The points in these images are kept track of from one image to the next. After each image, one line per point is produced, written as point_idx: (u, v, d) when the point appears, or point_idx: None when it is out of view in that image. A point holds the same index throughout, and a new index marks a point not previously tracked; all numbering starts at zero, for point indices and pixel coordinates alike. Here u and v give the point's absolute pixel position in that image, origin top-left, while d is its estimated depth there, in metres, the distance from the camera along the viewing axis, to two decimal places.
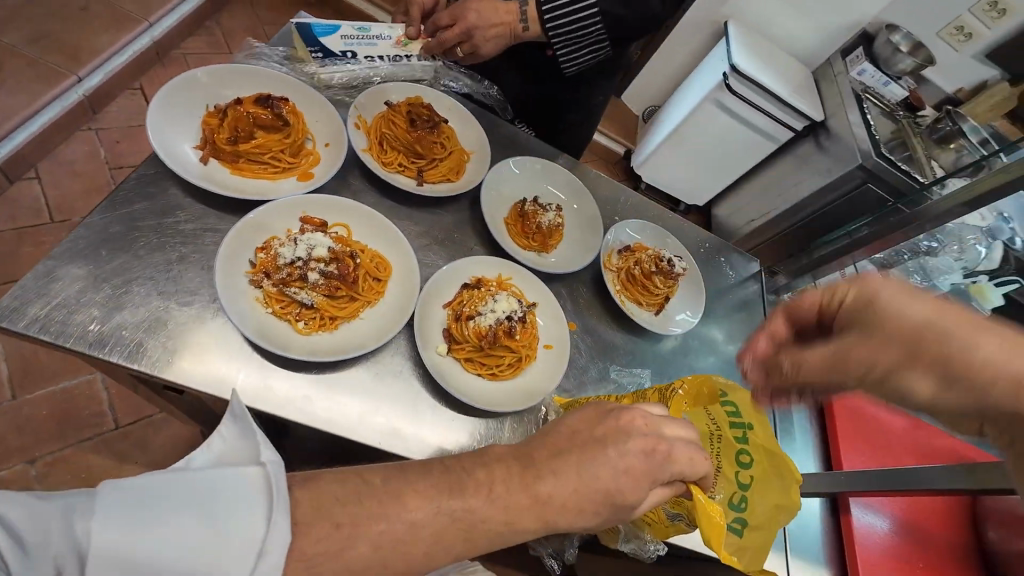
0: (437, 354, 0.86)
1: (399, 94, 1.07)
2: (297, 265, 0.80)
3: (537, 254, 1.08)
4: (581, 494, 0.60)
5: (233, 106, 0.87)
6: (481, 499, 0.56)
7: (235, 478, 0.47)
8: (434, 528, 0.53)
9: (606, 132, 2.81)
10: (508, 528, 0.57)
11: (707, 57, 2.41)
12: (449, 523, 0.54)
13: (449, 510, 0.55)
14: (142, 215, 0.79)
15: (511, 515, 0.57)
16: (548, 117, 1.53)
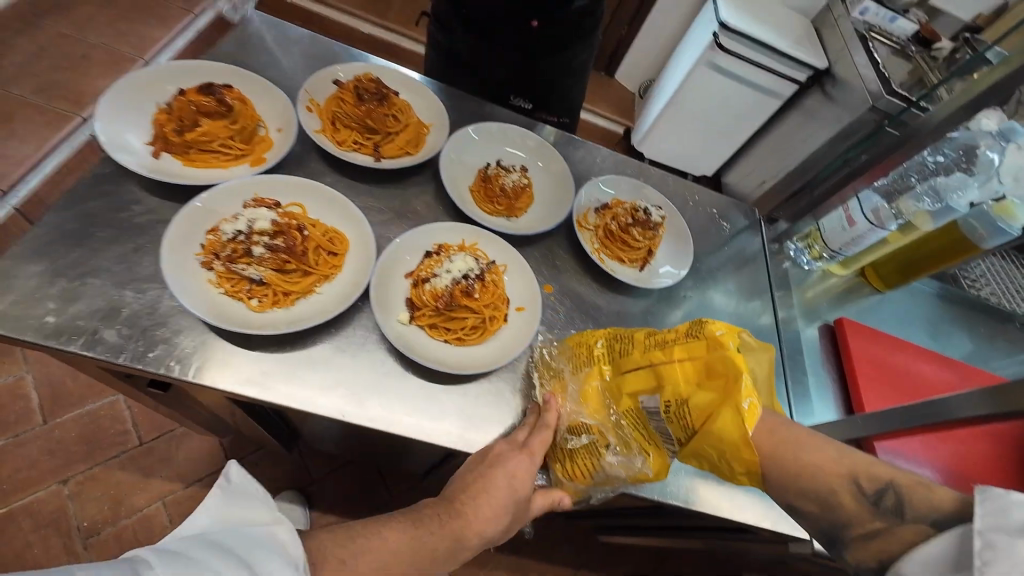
0: (399, 323, 0.84)
1: (350, 74, 1.07)
2: (240, 240, 0.79)
3: (506, 219, 1.05)
4: (499, 508, 0.73)
5: (178, 98, 0.88)
6: (430, 528, 0.68)
7: (257, 536, 0.54)
8: (403, 558, 0.64)
9: (601, 113, 2.73)
10: (457, 544, 0.69)
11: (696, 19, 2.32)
12: (417, 551, 0.65)
13: (416, 542, 0.66)
14: (98, 211, 0.80)
15: (458, 534, 0.69)
16: (536, 89, 1.55)
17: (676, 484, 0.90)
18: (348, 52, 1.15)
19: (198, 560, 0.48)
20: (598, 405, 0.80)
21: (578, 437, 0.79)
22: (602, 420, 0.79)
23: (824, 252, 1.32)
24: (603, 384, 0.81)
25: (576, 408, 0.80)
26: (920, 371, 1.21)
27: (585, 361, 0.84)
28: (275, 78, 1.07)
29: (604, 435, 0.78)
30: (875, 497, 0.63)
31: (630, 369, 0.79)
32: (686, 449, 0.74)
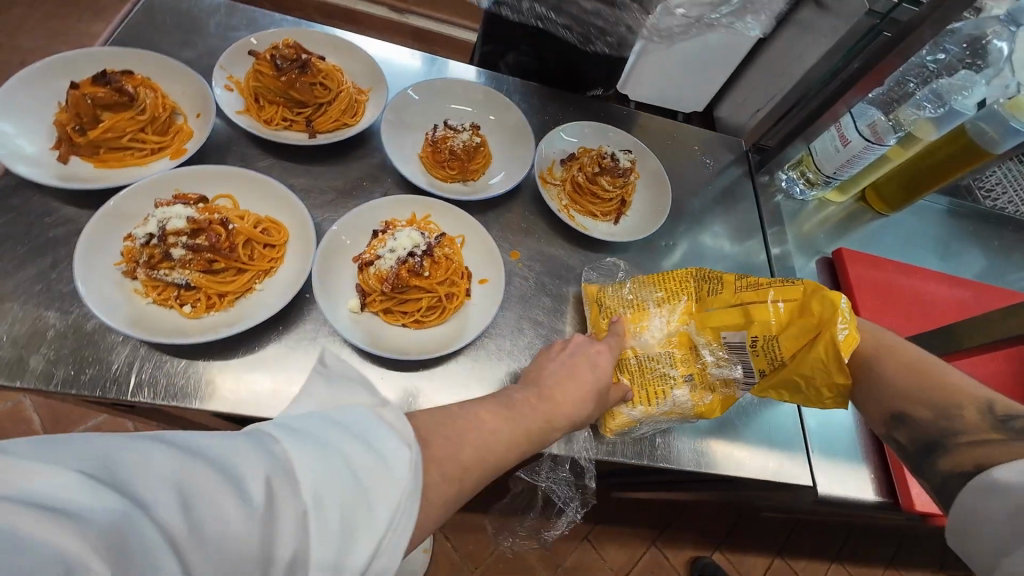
0: (349, 312, 0.78)
1: (267, 42, 0.96)
2: (154, 244, 0.71)
3: (462, 184, 0.96)
4: (582, 390, 0.69)
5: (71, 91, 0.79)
6: (524, 410, 0.63)
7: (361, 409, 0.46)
8: (506, 437, 0.59)
9: None
10: (550, 425, 0.64)
11: None
12: (519, 427, 0.61)
13: (515, 419, 0.61)
14: (6, 229, 0.74)
15: (548, 416, 0.65)
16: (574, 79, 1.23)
17: (666, 447, 0.84)
18: (270, 19, 1.04)
19: (316, 436, 0.42)
20: (680, 339, 0.81)
21: (658, 364, 0.80)
22: (682, 349, 0.80)
23: (818, 179, 1.21)
24: (687, 317, 0.81)
25: (660, 336, 0.81)
26: (928, 295, 1.14)
27: (674, 294, 0.83)
28: (190, 57, 0.97)
29: (685, 365, 0.80)
30: (1004, 416, 0.55)
31: (718, 306, 0.79)
32: (770, 378, 0.74)
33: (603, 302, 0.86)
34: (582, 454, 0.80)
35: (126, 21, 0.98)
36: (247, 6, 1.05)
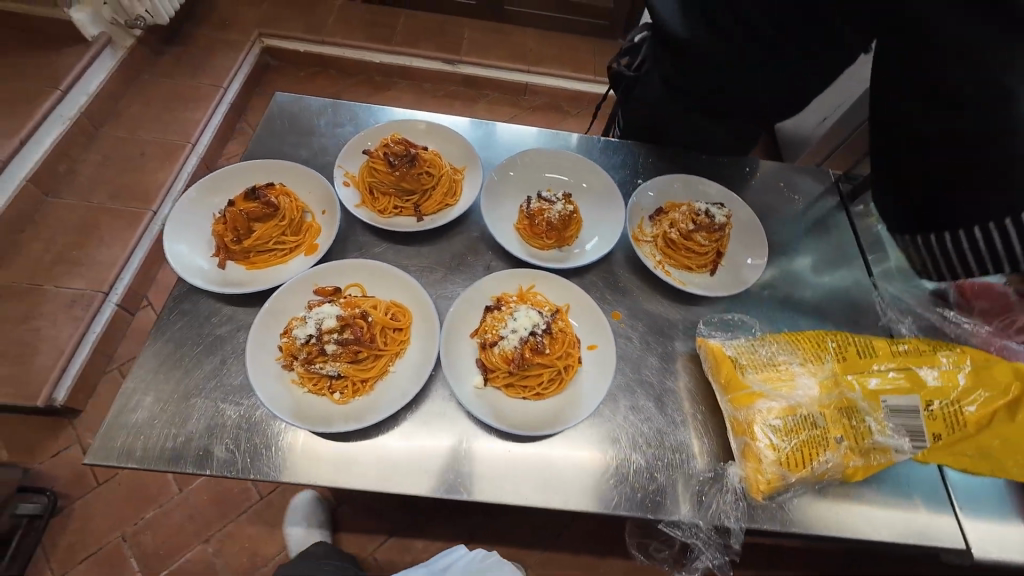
0: (474, 389, 0.83)
1: (375, 139, 1.07)
2: (312, 342, 0.81)
3: (559, 251, 1.01)
4: None
5: (227, 208, 0.93)
6: None
7: None
8: None
9: None
10: None
11: None
12: None
13: None
14: (184, 332, 0.86)
15: None
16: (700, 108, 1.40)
17: (800, 511, 0.83)
18: (372, 113, 1.17)
19: None
20: (827, 401, 0.83)
21: (803, 428, 0.80)
22: (837, 409, 0.83)
23: None
24: (835, 377, 0.86)
25: (808, 396, 0.82)
26: None
27: (816, 353, 0.88)
28: (310, 154, 1.10)
29: (836, 426, 0.81)
30: None
31: (870, 369, 0.87)
32: (968, 441, 0.86)
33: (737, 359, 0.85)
34: (738, 523, 0.80)
35: (258, 131, 1.13)
36: (352, 103, 1.18)
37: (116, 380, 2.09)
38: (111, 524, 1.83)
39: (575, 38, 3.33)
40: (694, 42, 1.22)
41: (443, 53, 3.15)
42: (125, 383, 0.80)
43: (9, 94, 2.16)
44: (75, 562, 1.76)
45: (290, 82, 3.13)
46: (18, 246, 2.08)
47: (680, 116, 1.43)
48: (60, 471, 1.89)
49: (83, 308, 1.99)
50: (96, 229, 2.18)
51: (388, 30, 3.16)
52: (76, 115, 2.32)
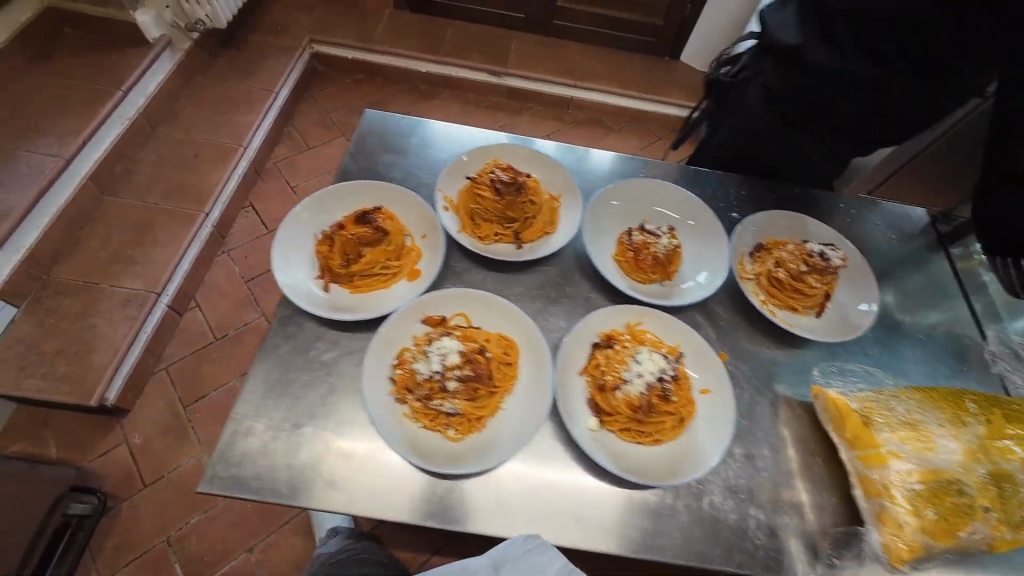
0: (590, 430, 0.95)
1: (472, 165, 1.14)
2: (434, 378, 0.90)
3: (661, 284, 1.11)
4: None
5: (347, 232, 1.00)
6: None
7: None
8: None
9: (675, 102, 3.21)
10: None
11: None
12: None
13: None
14: (292, 356, 0.93)
15: None
16: (795, 118, 1.69)
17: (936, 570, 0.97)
18: (463, 133, 1.22)
19: None
20: (965, 468, 0.96)
21: (944, 496, 0.93)
22: (977, 477, 0.95)
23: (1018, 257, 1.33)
24: (970, 447, 0.97)
25: (948, 462, 0.95)
26: None
27: (953, 419, 1.00)
28: (401, 175, 1.12)
29: (977, 494, 0.94)
30: None
31: (1005, 438, 0.99)
32: None
33: (868, 419, 0.98)
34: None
35: (350, 149, 1.14)
36: (453, 124, 1.23)
37: (163, 381, 2.10)
38: (159, 526, 1.83)
39: (620, 53, 3.32)
40: (803, 49, 1.52)
41: (490, 64, 3.16)
42: (237, 406, 0.87)
43: (75, 94, 2.19)
44: (122, 564, 1.76)
45: (337, 88, 3.15)
46: (76, 243, 2.10)
47: (774, 126, 1.72)
48: (110, 470, 1.90)
49: (138, 308, 2.00)
50: (151, 228, 2.20)
51: (437, 39, 3.18)
52: (135, 116, 2.35)
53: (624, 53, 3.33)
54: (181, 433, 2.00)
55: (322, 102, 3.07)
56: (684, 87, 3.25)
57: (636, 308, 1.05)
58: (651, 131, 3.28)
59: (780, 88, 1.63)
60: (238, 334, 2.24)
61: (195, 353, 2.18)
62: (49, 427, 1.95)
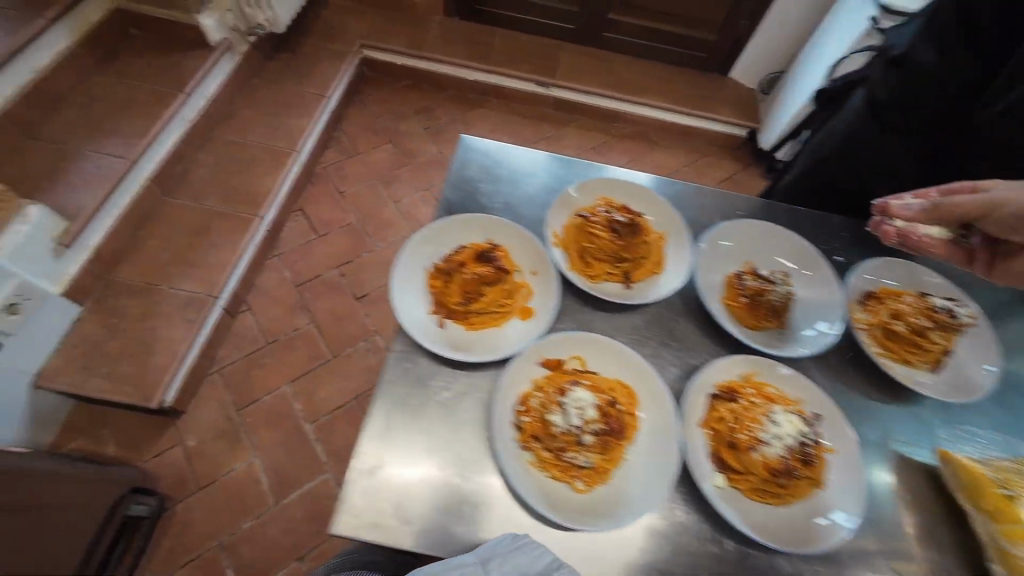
0: (717, 487, 0.92)
1: (580, 201, 1.14)
2: (572, 432, 0.88)
3: (776, 331, 1.10)
4: None
5: (472, 273, 1.00)
6: None
7: None
8: None
9: (723, 120, 3.16)
10: None
11: (831, 27, 2.62)
12: None
13: None
14: (407, 394, 0.89)
15: None
16: (897, 125, 1.67)
17: None
18: (562, 164, 1.20)
19: None
20: None
21: None
22: None
23: None
24: None
25: None
26: None
27: None
28: (504, 207, 1.09)
29: None
30: None
31: None
32: None
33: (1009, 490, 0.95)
34: None
35: (452, 177, 1.12)
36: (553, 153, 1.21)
37: (216, 383, 2.12)
38: (212, 529, 1.85)
39: (669, 68, 3.29)
40: (914, 53, 1.57)
41: (539, 75, 3.14)
42: (361, 440, 0.84)
43: (141, 95, 2.22)
44: (176, 566, 1.78)
45: (385, 93, 3.16)
46: (137, 244, 2.12)
47: (872, 134, 1.71)
48: (165, 471, 1.92)
49: (197, 311, 2.02)
50: (209, 231, 2.22)
51: (487, 48, 3.18)
52: (195, 118, 2.38)
53: (673, 67, 3.30)
54: (233, 437, 2.02)
55: (371, 107, 3.08)
56: (734, 105, 3.20)
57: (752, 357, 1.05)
58: (697, 148, 3.24)
59: (886, 96, 1.65)
60: (289, 339, 2.26)
61: (247, 356, 2.20)
62: (107, 424, 1.98)
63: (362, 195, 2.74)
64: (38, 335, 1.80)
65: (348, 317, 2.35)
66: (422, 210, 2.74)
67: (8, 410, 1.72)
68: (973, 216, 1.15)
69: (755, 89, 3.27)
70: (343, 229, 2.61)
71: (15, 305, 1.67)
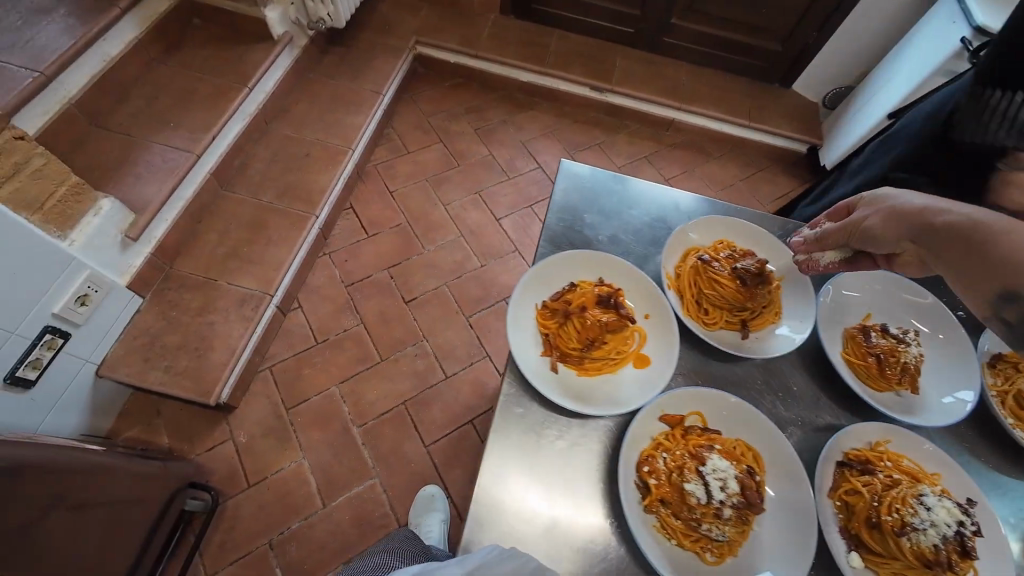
0: (853, 568, 0.82)
1: (695, 242, 1.12)
2: (712, 504, 0.80)
3: (906, 394, 1.01)
4: None
5: (591, 319, 0.97)
6: None
7: None
8: None
9: (784, 134, 3.02)
10: None
11: (915, 40, 2.47)
12: None
13: None
14: (520, 440, 0.86)
15: None
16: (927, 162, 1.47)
17: None
18: (669, 202, 1.18)
19: None
20: None
21: None
22: None
23: None
24: None
25: None
26: None
27: None
28: (606, 241, 1.08)
29: None
30: None
31: None
32: None
33: None
34: None
35: (558, 208, 1.11)
36: (659, 183, 1.19)
37: (267, 380, 2.12)
38: (262, 528, 1.85)
39: (727, 78, 3.19)
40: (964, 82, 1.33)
41: (593, 79, 3.05)
42: (477, 484, 0.81)
43: (204, 88, 2.21)
44: (226, 562, 1.78)
45: (435, 91, 3.11)
46: (195, 237, 2.13)
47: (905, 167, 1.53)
48: (216, 465, 1.93)
49: (253, 308, 2.03)
50: (264, 227, 2.21)
51: (541, 50, 3.11)
52: (255, 111, 2.37)
53: (732, 77, 3.19)
54: (283, 435, 2.02)
55: (422, 105, 3.04)
56: (797, 119, 3.07)
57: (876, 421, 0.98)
58: (753, 161, 3.12)
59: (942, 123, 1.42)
60: (338, 339, 2.25)
61: (297, 355, 2.20)
62: (161, 415, 1.99)
63: (411, 194, 2.71)
64: (104, 326, 1.81)
65: (396, 321, 2.33)
66: (470, 213, 2.69)
67: (73, 399, 1.74)
68: (845, 240, 0.97)
69: (817, 103, 3.14)
70: (392, 229, 2.58)
71: (85, 297, 1.69)
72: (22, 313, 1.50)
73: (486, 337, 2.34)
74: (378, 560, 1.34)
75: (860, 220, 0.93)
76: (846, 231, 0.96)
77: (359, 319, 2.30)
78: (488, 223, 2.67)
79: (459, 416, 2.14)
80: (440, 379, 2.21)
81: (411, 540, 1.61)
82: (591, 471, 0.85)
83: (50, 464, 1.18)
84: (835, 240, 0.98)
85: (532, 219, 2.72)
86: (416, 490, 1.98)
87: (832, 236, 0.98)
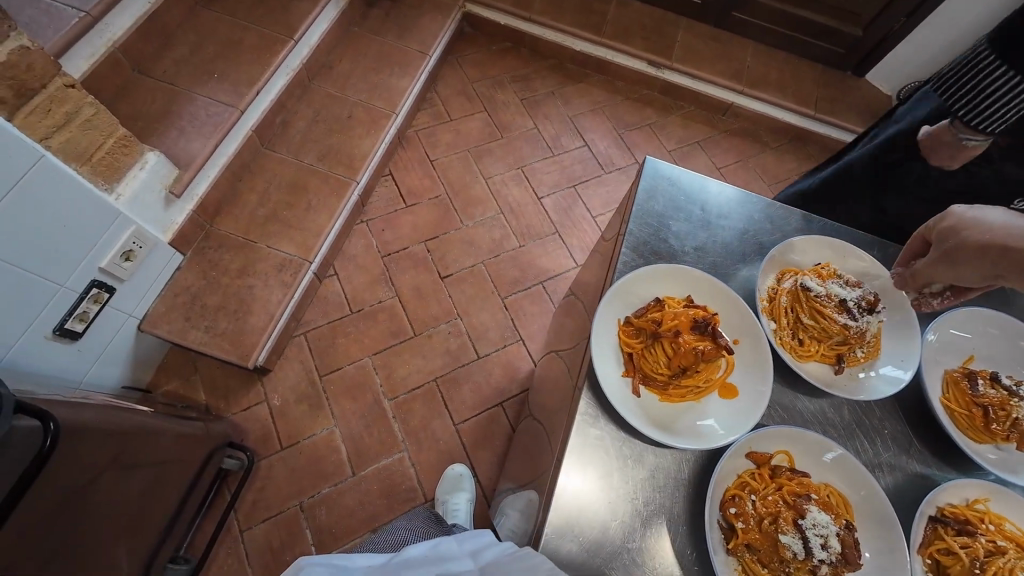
0: None
1: (789, 266, 1.10)
2: (811, 561, 0.79)
3: (1007, 448, 0.98)
4: None
5: (686, 345, 0.92)
6: None
7: None
8: None
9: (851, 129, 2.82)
10: None
11: None
12: None
13: None
14: (597, 461, 0.86)
15: None
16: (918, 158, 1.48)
17: None
18: (755, 218, 1.15)
19: None
20: None
21: None
22: None
23: None
24: None
25: None
26: None
27: None
28: (692, 251, 1.08)
29: None
30: None
31: None
32: None
33: None
34: None
35: (641, 218, 1.09)
36: (756, 194, 1.17)
37: (301, 346, 2.13)
38: (293, 490, 1.90)
39: (796, 62, 2.96)
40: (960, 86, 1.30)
41: (651, 54, 2.87)
42: (555, 498, 0.82)
43: (249, 38, 2.11)
44: (258, 520, 1.84)
45: (482, 54, 2.95)
46: (237, 196, 2.09)
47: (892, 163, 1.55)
48: (251, 426, 1.97)
49: (292, 275, 2.01)
50: (305, 190, 2.16)
51: (598, 18, 2.90)
52: (299, 67, 2.27)
53: (800, 62, 2.96)
54: (316, 402, 2.04)
55: (468, 69, 2.89)
56: (866, 113, 2.85)
57: (975, 477, 0.95)
58: (812, 156, 2.94)
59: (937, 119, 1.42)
60: (373, 310, 2.23)
61: (332, 323, 2.19)
62: (199, 371, 2.02)
63: (451, 165, 2.61)
64: (147, 282, 1.80)
65: (432, 296, 2.30)
66: (511, 189, 2.60)
67: (119, 351, 1.77)
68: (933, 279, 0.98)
69: (892, 97, 2.90)
70: (431, 201, 2.51)
71: (131, 253, 1.67)
72: (71, 266, 1.49)
73: (521, 320, 2.30)
74: (397, 537, 1.28)
75: (942, 261, 0.95)
76: (929, 269, 0.97)
77: (395, 292, 2.27)
78: (529, 201, 2.57)
79: (490, 397, 2.13)
80: (473, 359, 2.20)
81: (439, 519, 1.62)
82: (671, 502, 0.85)
83: (103, 426, 1.19)
84: (921, 279, 0.99)
85: (574, 200, 2.62)
86: (443, 467, 1.99)
87: (918, 274, 0.99)
